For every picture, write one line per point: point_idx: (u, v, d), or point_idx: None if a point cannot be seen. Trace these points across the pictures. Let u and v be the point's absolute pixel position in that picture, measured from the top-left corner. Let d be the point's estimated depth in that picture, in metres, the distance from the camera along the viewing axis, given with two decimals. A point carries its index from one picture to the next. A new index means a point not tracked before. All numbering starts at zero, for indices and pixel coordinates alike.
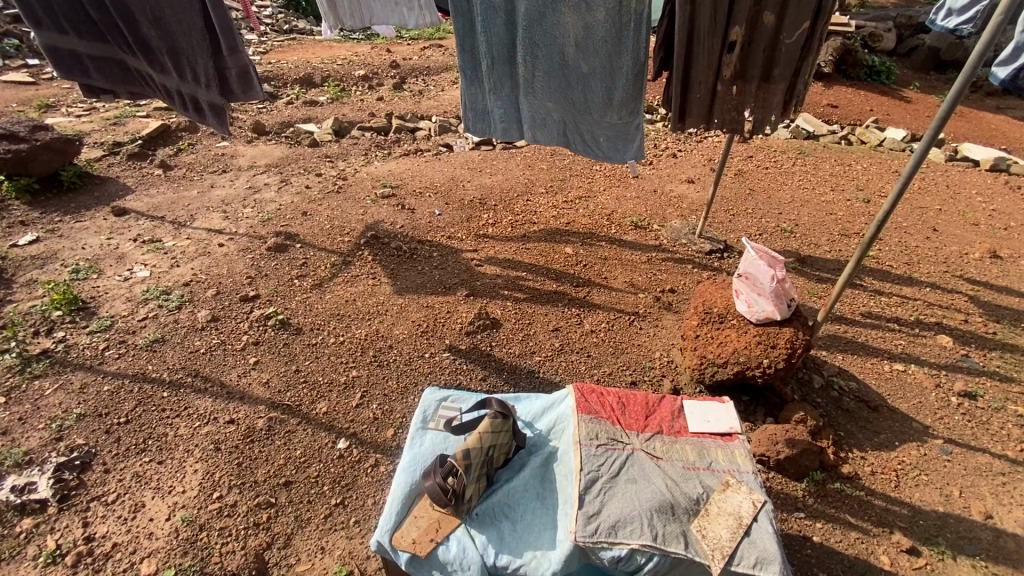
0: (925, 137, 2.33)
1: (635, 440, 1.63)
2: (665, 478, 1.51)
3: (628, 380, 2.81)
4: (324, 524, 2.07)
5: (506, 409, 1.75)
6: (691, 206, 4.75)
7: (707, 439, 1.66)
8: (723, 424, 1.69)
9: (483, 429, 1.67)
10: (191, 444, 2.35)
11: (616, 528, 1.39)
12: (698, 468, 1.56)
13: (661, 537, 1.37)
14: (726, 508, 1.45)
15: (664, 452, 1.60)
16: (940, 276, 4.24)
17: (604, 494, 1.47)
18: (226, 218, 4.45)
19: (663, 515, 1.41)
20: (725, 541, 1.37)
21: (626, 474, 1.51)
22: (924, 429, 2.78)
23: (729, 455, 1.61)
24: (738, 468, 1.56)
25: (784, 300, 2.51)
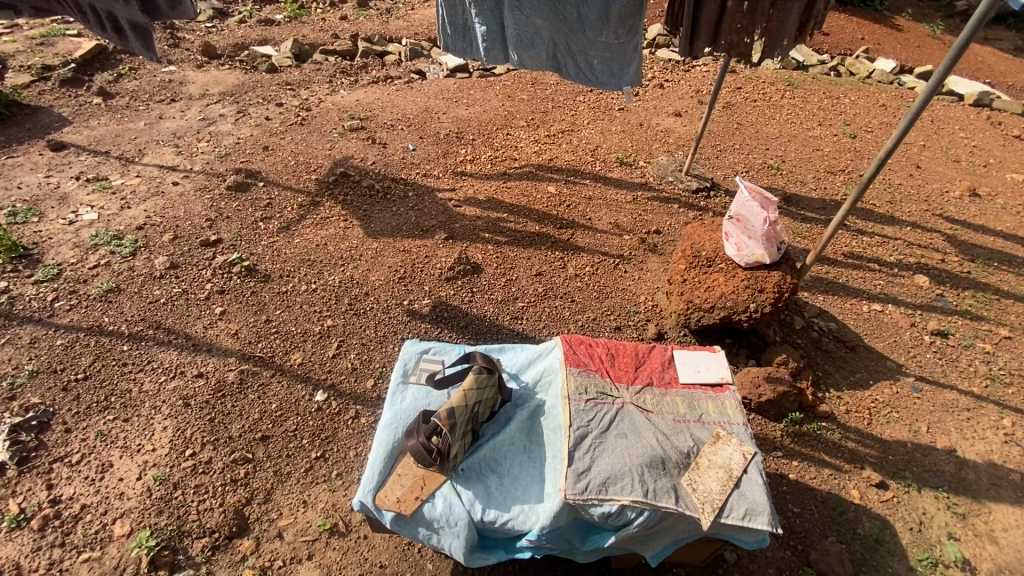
0: (934, 76, 2.18)
1: (625, 393, 1.58)
2: (656, 432, 1.47)
3: (612, 325, 2.76)
4: (305, 478, 2.03)
5: (491, 364, 1.67)
6: (678, 141, 4.55)
7: (698, 391, 1.61)
8: (714, 374, 1.65)
9: (467, 387, 1.60)
10: (158, 400, 2.23)
11: (607, 485, 1.35)
12: (689, 421, 1.52)
13: (652, 492, 1.34)
14: (716, 461, 1.42)
15: (655, 405, 1.56)
16: (920, 215, 4.23)
17: (594, 450, 1.43)
18: (178, 153, 4.08)
19: (654, 470, 1.38)
20: (715, 494, 1.36)
21: (615, 429, 1.47)
22: (897, 368, 2.84)
23: (720, 407, 1.57)
24: (728, 420, 1.53)
25: (775, 243, 2.44)
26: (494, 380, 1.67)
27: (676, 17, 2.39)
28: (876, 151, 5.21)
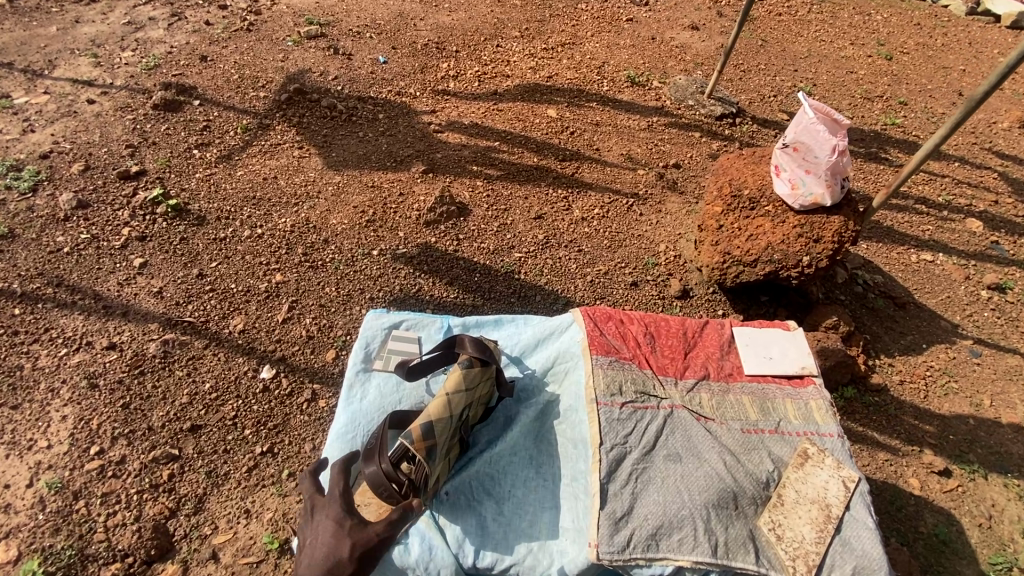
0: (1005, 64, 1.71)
1: (675, 393, 1.33)
2: (723, 453, 1.21)
3: (628, 281, 2.29)
4: (248, 480, 1.60)
5: (486, 354, 1.32)
6: (697, 58, 3.88)
7: (772, 385, 1.37)
8: (791, 364, 1.39)
9: (451, 389, 1.28)
10: (57, 381, 1.74)
11: (662, 534, 1.10)
12: (762, 432, 1.27)
13: (723, 548, 1.09)
14: (808, 495, 1.17)
15: (715, 409, 1.31)
16: (967, 149, 3.72)
17: (639, 481, 1.18)
18: (96, 65, 3.32)
19: (722, 513, 1.13)
20: (810, 545, 1.11)
21: (665, 448, 1.22)
22: (952, 329, 2.45)
23: (804, 413, 1.31)
24: (819, 428, 1.27)
25: (839, 180, 1.94)
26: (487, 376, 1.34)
27: None
28: (914, 76, 4.59)
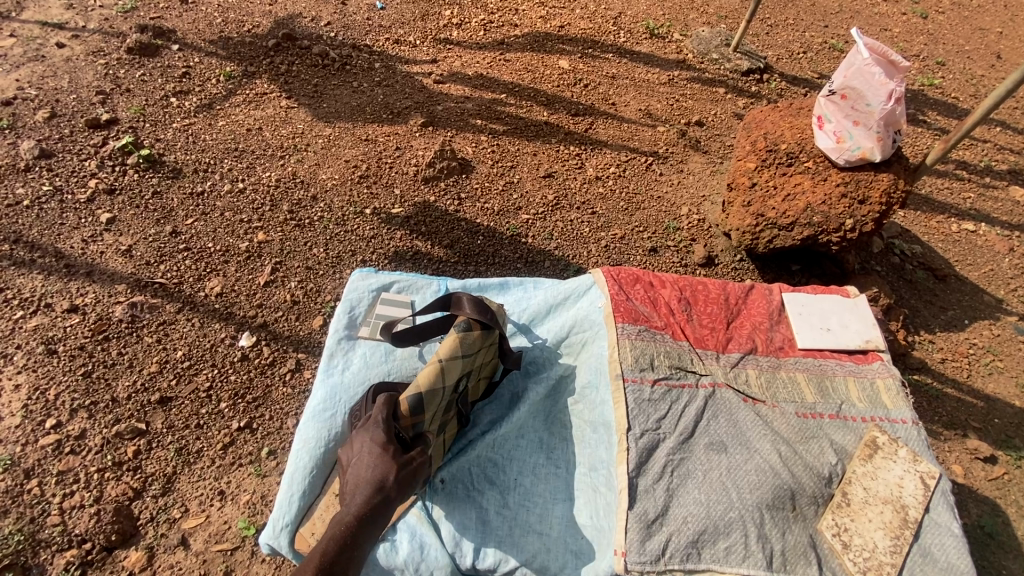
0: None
1: (717, 369, 1.28)
2: (779, 444, 1.15)
3: (646, 246, 2.08)
4: (223, 458, 1.44)
5: (489, 315, 1.20)
6: (721, 10, 3.57)
7: (830, 362, 1.32)
8: (855, 340, 1.34)
9: (444, 354, 1.15)
10: (11, 346, 1.57)
11: (709, 540, 1.05)
12: (821, 417, 1.21)
13: (782, 558, 1.04)
14: (879, 495, 1.11)
15: (764, 386, 1.26)
16: (1009, 113, 3.45)
17: (682, 477, 1.12)
18: (68, 7, 3.04)
19: (779, 516, 1.07)
20: (884, 555, 1.05)
21: (705, 438, 1.16)
22: (996, 304, 2.25)
23: (870, 395, 1.25)
24: (887, 414, 1.21)
25: (892, 131, 1.70)
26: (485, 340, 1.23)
27: None
28: (952, 36, 4.27)
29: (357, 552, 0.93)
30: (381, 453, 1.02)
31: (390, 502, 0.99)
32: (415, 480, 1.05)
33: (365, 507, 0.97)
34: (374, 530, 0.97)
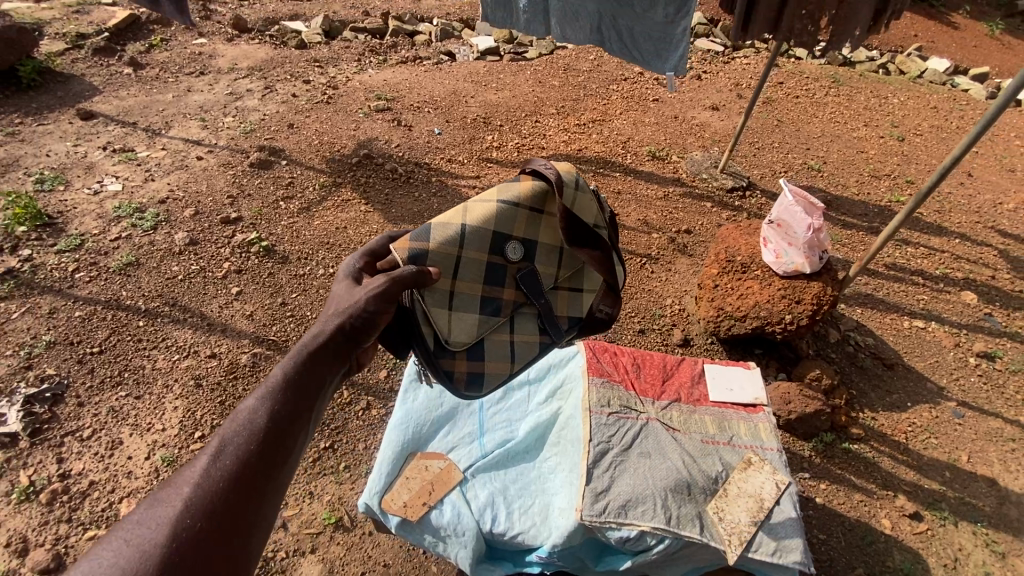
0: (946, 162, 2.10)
1: (651, 409, 1.51)
2: (684, 453, 1.38)
3: (636, 329, 2.64)
4: (311, 468, 1.99)
5: (546, 168, 1.25)
6: (715, 136, 4.31)
7: (729, 410, 1.52)
8: (747, 394, 1.55)
9: (490, 200, 1.29)
10: (171, 379, 2.21)
11: (628, 508, 1.27)
12: (718, 443, 1.43)
13: (676, 519, 1.26)
14: (747, 489, 1.32)
15: (682, 423, 1.48)
16: (969, 227, 3.94)
17: (614, 469, 1.34)
18: (204, 127, 4.01)
19: (678, 495, 1.29)
20: (745, 526, 1.26)
21: (639, 447, 1.39)
22: (937, 391, 2.66)
23: (753, 430, 1.47)
24: (762, 444, 1.43)
25: (817, 252, 2.29)
26: (544, 203, 1.32)
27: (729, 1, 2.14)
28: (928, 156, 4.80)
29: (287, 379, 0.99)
30: (324, 317, 1.10)
31: (329, 346, 1.05)
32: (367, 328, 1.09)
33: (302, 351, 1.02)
34: (308, 367, 1.01)
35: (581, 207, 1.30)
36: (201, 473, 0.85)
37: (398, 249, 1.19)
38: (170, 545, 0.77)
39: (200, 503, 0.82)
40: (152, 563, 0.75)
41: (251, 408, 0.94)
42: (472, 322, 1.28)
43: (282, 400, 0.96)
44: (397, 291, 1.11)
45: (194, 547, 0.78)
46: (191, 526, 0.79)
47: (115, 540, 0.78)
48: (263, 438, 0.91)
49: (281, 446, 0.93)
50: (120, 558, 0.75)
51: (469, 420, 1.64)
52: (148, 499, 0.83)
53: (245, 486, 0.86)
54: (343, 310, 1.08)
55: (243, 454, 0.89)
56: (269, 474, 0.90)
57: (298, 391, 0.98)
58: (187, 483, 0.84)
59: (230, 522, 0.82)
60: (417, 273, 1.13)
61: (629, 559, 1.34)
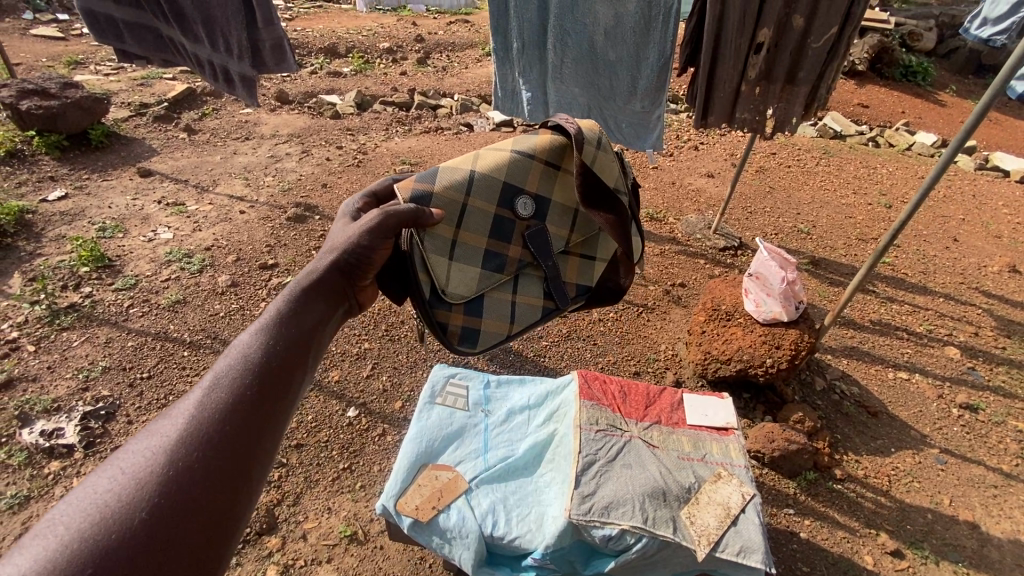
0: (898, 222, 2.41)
1: (634, 428, 1.83)
2: (660, 466, 1.70)
3: (631, 371, 2.87)
4: (331, 486, 2.21)
5: (568, 122, 1.33)
6: (709, 201, 4.64)
7: (704, 432, 1.87)
8: (720, 419, 1.89)
9: (505, 150, 1.37)
10: None
11: (610, 509, 1.56)
12: (693, 459, 1.76)
13: (651, 520, 1.55)
14: (715, 498, 1.62)
15: (661, 441, 1.81)
16: (954, 287, 3.89)
17: (599, 477, 1.65)
18: (247, 185, 4.46)
19: (654, 501, 1.59)
20: (713, 529, 1.54)
21: (621, 459, 1.70)
22: (922, 438, 2.75)
23: (724, 449, 1.81)
24: (731, 461, 1.76)
25: (793, 302, 2.54)
26: (561, 160, 1.41)
27: (692, 94, 2.49)
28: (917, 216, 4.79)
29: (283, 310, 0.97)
30: (321, 254, 1.10)
31: (325, 284, 1.05)
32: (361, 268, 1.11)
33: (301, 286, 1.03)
34: (306, 302, 1.00)
35: (603, 165, 1.36)
36: (196, 402, 0.81)
37: (402, 190, 1.24)
38: (168, 469, 0.74)
39: (198, 427, 0.78)
40: (147, 489, 0.71)
41: (245, 340, 0.91)
42: (474, 273, 1.35)
43: (280, 329, 0.94)
44: (396, 222, 1.13)
45: (195, 469, 0.75)
46: (191, 449, 0.76)
47: (105, 473, 0.73)
48: (262, 362, 0.88)
49: (280, 372, 0.89)
50: (115, 484, 0.71)
51: (475, 439, 1.86)
52: (140, 432, 0.79)
53: (245, 411, 0.82)
54: (341, 242, 1.09)
55: (239, 381, 0.85)
56: (269, 400, 0.86)
57: (295, 321, 0.97)
58: (180, 414, 0.80)
59: (231, 445, 0.79)
60: (418, 209, 1.17)
61: (612, 559, 1.57)
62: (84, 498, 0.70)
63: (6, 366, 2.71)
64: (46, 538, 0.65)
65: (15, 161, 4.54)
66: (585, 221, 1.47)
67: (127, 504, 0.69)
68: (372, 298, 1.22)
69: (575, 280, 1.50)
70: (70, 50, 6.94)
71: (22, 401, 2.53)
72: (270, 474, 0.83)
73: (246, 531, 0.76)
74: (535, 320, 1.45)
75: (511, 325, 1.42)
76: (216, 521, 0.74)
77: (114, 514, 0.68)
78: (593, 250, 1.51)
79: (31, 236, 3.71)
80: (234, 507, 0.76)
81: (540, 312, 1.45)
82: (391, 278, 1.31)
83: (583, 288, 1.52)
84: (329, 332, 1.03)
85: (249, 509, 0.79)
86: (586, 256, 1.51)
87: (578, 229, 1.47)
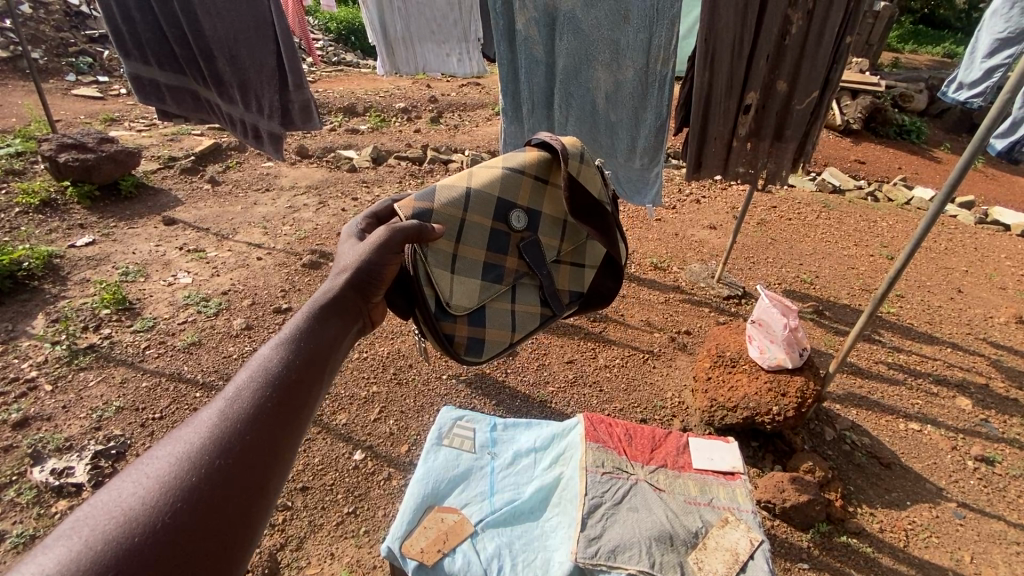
0: (892, 272, 2.47)
1: (640, 471, 1.88)
2: (667, 510, 1.73)
3: (638, 418, 2.86)
4: (335, 531, 2.21)
5: (552, 139, 1.41)
6: (712, 250, 4.73)
7: (711, 476, 1.91)
8: (727, 463, 1.95)
9: (496, 167, 1.45)
10: None
11: (616, 553, 1.58)
12: (700, 503, 1.79)
13: (659, 564, 1.56)
14: (724, 544, 1.63)
15: (667, 484, 1.86)
16: (962, 337, 3.89)
17: (605, 520, 1.68)
18: (265, 233, 4.63)
19: (661, 544, 1.61)
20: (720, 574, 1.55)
21: (627, 502, 1.74)
22: (937, 490, 2.69)
23: (731, 494, 1.84)
24: (738, 505, 1.79)
25: (796, 348, 2.59)
26: (548, 175, 1.50)
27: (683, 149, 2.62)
28: (921, 267, 4.82)
29: (298, 328, 1.02)
30: (330, 279, 1.15)
31: (336, 305, 1.11)
32: (371, 288, 1.17)
33: (316, 306, 1.08)
34: (319, 321, 1.06)
35: (586, 177, 1.45)
36: (216, 415, 0.85)
37: (402, 208, 1.30)
38: (192, 475, 0.76)
39: (218, 438, 0.81)
40: (172, 493, 0.74)
41: (261, 360, 0.96)
42: (474, 284, 1.41)
43: (296, 346, 0.99)
44: (398, 240, 1.20)
45: (215, 476, 0.78)
46: (212, 457, 0.79)
47: (133, 475, 0.76)
48: (279, 376, 0.93)
49: (295, 390, 0.93)
50: (140, 489, 0.74)
51: (481, 481, 1.87)
52: (162, 441, 0.81)
53: (262, 424, 0.86)
54: (349, 268, 1.15)
55: (257, 395, 0.89)
56: (285, 415, 0.89)
57: (310, 339, 1.02)
58: (201, 426, 0.83)
59: (249, 455, 0.82)
60: (420, 226, 1.24)
61: None
62: (111, 501, 0.72)
63: (24, 406, 2.78)
64: (73, 538, 0.66)
65: (48, 210, 4.79)
66: (574, 231, 1.56)
67: (151, 508, 0.71)
68: (380, 317, 1.27)
69: (568, 288, 1.59)
70: (107, 108, 7.43)
71: (36, 439, 2.60)
72: (282, 488, 0.85)
73: (258, 542, 0.78)
74: (533, 327, 1.53)
75: (512, 334, 1.49)
76: (232, 528, 0.76)
77: (138, 515, 0.70)
78: (583, 258, 1.59)
79: (57, 279, 3.87)
80: (249, 517, 0.78)
81: (538, 320, 1.53)
82: (397, 293, 1.34)
83: (577, 295, 1.61)
84: (340, 354, 1.08)
85: (262, 519, 0.81)
86: (577, 265, 1.59)
87: (568, 239, 1.56)
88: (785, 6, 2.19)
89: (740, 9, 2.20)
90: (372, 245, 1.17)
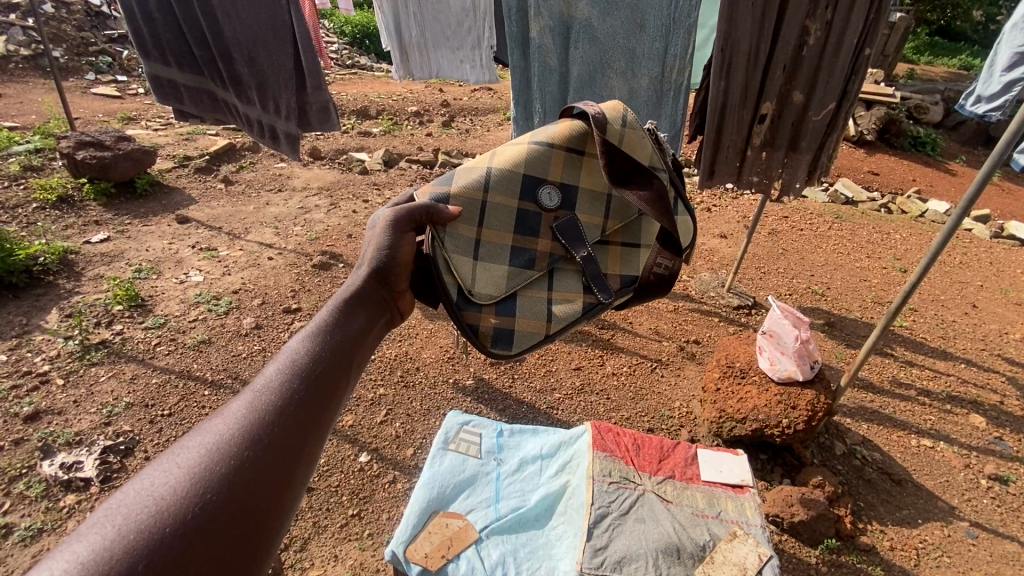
0: (908, 285, 2.43)
1: (647, 483, 1.87)
2: (674, 522, 1.71)
3: (645, 427, 2.84)
4: (340, 533, 2.21)
5: (585, 108, 1.41)
6: (722, 260, 4.69)
7: (718, 489, 1.90)
8: (736, 476, 1.93)
9: (524, 145, 1.45)
10: None
11: (622, 564, 1.57)
12: (708, 516, 1.77)
13: None
14: (731, 558, 1.61)
15: (675, 497, 1.85)
16: (976, 353, 3.83)
17: (612, 530, 1.67)
18: (276, 233, 4.66)
19: (669, 556, 1.60)
20: None
21: (635, 513, 1.73)
22: (949, 509, 2.64)
23: (739, 508, 1.82)
24: (746, 519, 1.77)
25: (807, 360, 2.56)
26: (584, 150, 1.48)
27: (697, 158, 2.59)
28: (935, 281, 4.75)
29: (323, 321, 1.04)
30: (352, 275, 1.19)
31: (360, 300, 1.13)
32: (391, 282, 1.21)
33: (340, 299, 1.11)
34: (344, 312, 1.08)
35: (629, 142, 1.42)
36: (245, 407, 0.85)
37: (422, 194, 1.35)
38: (222, 467, 0.76)
39: (247, 431, 0.82)
40: (202, 484, 0.74)
41: (290, 353, 0.96)
42: (501, 270, 1.39)
43: (323, 337, 1.00)
44: (403, 219, 1.25)
45: (245, 467, 0.78)
46: (242, 448, 0.79)
47: (164, 465, 0.76)
48: (307, 367, 0.93)
49: (323, 382, 0.93)
50: (171, 479, 0.74)
51: (487, 488, 1.86)
52: (192, 431, 0.82)
53: (290, 418, 0.86)
54: (369, 262, 1.20)
55: (284, 389, 0.89)
56: (313, 408, 0.89)
57: (336, 331, 1.03)
58: (231, 417, 0.83)
59: (277, 447, 0.82)
60: (430, 207, 1.29)
61: None
62: (144, 490, 0.72)
63: (34, 399, 2.81)
64: (105, 527, 0.66)
65: (65, 206, 4.86)
66: (618, 206, 1.52)
67: (182, 497, 0.71)
68: (407, 310, 1.27)
69: (617, 272, 1.53)
70: (125, 107, 7.54)
71: (46, 433, 2.62)
72: (308, 481, 0.85)
73: (284, 533, 0.78)
74: (574, 316, 1.47)
75: (548, 324, 1.44)
76: (260, 523, 0.76)
77: (170, 506, 0.70)
78: (634, 237, 1.55)
79: (70, 274, 3.92)
80: (276, 509, 0.78)
81: (580, 308, 1.47)
82: (422, 283, 1.39)
83: (626, 279, 1.54)
84: (367, 347, 1.09)
85: (287, 515, 0.81)
86: (625, 245, 1.54)
87: (612, 216, 1.52)
88: (803, 16, 2.19)
89: (757, 18, 2.19)
90: (380, 232, 1.22)
